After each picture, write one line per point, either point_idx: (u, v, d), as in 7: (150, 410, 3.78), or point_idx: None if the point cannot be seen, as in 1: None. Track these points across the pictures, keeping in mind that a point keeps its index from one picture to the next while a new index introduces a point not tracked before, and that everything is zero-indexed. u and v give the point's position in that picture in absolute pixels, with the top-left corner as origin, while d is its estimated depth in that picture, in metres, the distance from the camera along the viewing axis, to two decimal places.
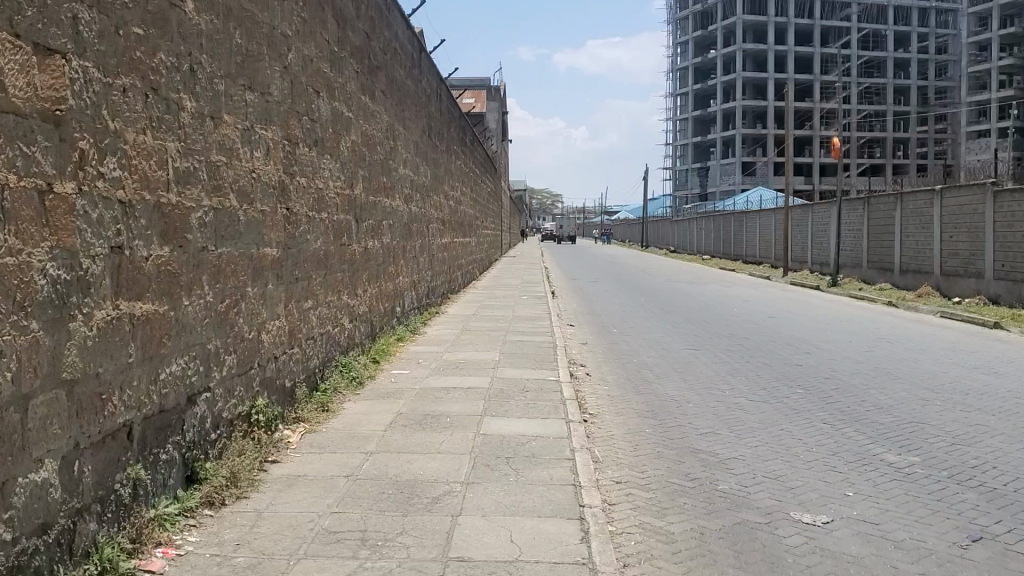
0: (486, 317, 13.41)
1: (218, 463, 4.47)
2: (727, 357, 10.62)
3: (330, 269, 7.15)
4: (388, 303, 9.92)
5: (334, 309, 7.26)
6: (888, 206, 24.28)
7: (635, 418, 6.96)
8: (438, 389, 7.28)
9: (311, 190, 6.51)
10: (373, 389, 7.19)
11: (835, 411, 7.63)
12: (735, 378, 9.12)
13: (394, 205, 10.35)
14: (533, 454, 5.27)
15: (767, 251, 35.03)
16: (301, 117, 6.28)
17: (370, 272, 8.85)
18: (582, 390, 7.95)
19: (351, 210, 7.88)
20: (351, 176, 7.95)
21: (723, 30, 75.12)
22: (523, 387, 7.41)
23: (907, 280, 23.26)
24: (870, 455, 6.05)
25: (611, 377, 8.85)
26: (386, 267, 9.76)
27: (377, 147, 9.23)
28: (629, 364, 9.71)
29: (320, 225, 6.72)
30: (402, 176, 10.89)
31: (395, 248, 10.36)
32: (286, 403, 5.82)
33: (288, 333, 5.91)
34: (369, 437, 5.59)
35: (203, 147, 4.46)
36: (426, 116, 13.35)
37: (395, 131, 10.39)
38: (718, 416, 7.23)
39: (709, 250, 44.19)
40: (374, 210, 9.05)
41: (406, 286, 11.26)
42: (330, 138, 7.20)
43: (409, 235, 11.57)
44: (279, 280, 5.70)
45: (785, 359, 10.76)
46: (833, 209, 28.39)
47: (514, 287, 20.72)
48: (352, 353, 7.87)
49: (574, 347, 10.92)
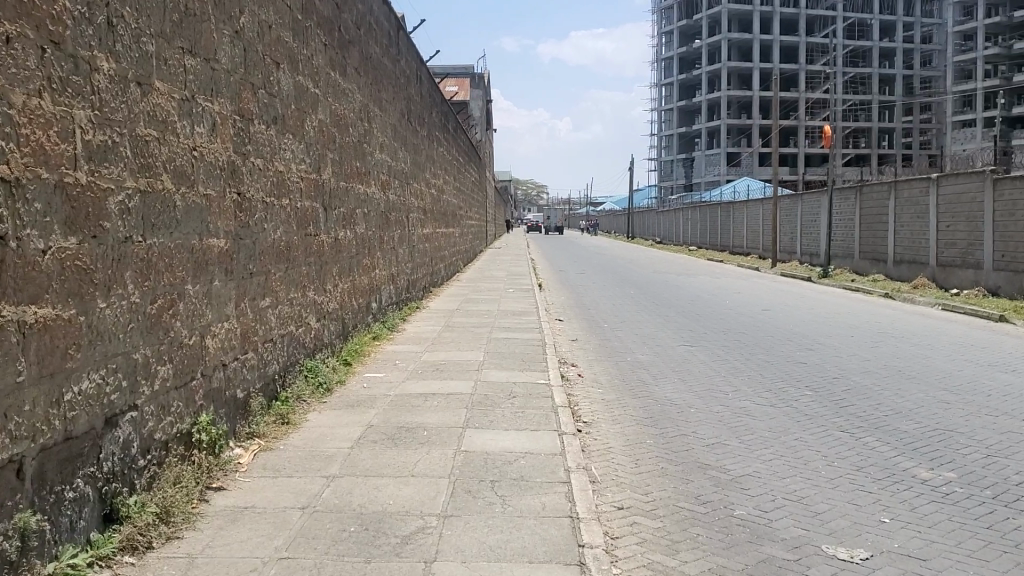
0: (469, 312, 12.69)
1: (145, 497, 3.74)
2: (726, 355, 9.95)
3: (293, 263, 6.42)
4: (363, 298, 9.19)
5: (298, 308, 6.53)
6: (882, 195, 23.68)
7: (633, 427, 6.27)
8: (415, 395, 6.57)
9: (268, 172, 5.79)
10: (342, 397, 6.47)
11: (850, 416, 6.97)
12: (737, 379, 8.46)
13: (369, 192, 9.61)
14: (522, 477, 4.57)
15: (755, 242, 34.45)
16: (255, 91, 5.54)
17: (341, 265, 8.11)
18: (573, 394, 7.25)
19: (318, 197, 7.15)
20: (318, 159, 7.20)
21: (708, 18, 74.45)
22: (510, 393, 6.71)
23: (901, 271, 22.68)
24: (900, 471, 5.39)
25: (605, 378, 8.16)
26: (360, 259, 9.03)
27: (348, 129, 8.48)
28: (623, 364, 9.03)
29: (279, 213, 5.98)
30: (377, 162, 10.14)
31: (370, 238, 9.63)
32: (236, 417, 5.11)
33: (239, 336, 5.19)
34: (331, 457, 4.88)
35: (126, 118, 3.71)
36: (404, 100, 12.59)
37: (369, 113, 9.64)
38: (724, 424, 6.55)
39: (695, 240, 43.58)
40: (346, 197, 8.31)
41: (384, 279, 10.52)
42: (292, 116, 6.44)
43: (387, 225, 10.83)
44: (227, 275, 4.98)
45: (786, 355, 10.11)
46: (824, 198, 27.78)
47: (499, 280, 20.00)
48: (321, 355, 7.15)
49: (563, 344, 10.22)
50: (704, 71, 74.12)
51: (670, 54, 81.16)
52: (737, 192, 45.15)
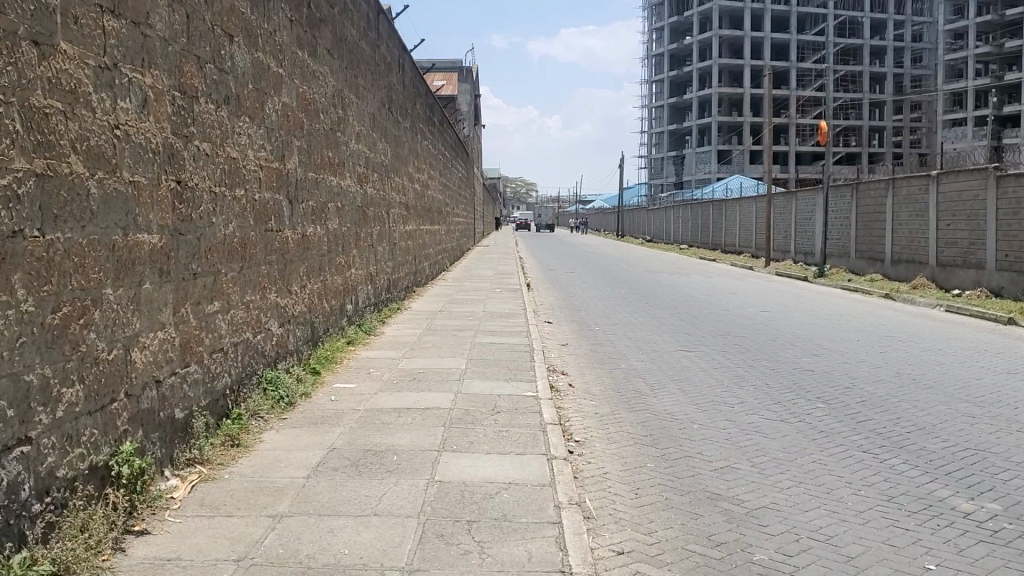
0: (453, 314, 11.98)
1: (38, 553, 3.03)
2: (726, 361, 9.29)
3: (249, 262, 5.70)
4: (337, 300, 8.48)
5: (255, 313, 5.81)
6: (879, 192, 23.08)
7: (633, 447, 5.59)
8: (388, 411, 5.86)
9: (216, 156, 5.07)
10: (304, 413, 5.77)
11: (870, 433, 6.30)
12: (741, 388, 7.79)
13: (344, 185, 8.89)
14: (504, 516, 3.88)
15: (747, 240, 33.87)
16: (201, 64, 4.83)
17: (310, 265, 7.39)
18: (564, 408, 6.56)
19: (281, 189, 6.44)
20: (281, 147, 6.49)
21: (699, 15, 73.90)
22: (494, 407, 6.01)
23: (899, 270, 22.09)
24: (937, 502, 4.72)
25: (598, 388, 7.48)
26: (333, 258, 8.31)
27: (319, 116, 7.76)
28: (617, 372, 8.35)
29: (230, 205, 5.27)
30: (354, 152, 9.43)
31: (345, 235, 8.92)
32: (174, 440, 4.40)
33: (178, 348, 4.47)
34: (281, 490, 4.17)
35: (14, 85, 2.99)
36: (385, 89, 11.87)
37: (344, 100, 8.92)
38: (733, 442, 5.89)
39: (686, 239, 42.98)
40: (316, 189, 7.60)
41: (361, 279, 9.80)
42: (249, 97, 5.72)
43: (365, 221, 10.11)
44: (161, 277, 4.26)
45: (791, 362, 9.45)
46: (819, 196, 27.19)
47: (487, 279, 19.28)
48: (284, 365, 6.44)
49: (552, 350, 9.53)
50: (694, 68, 73.58)
51: (660, 51, 80.55)
52: (729, 189, 44.56)
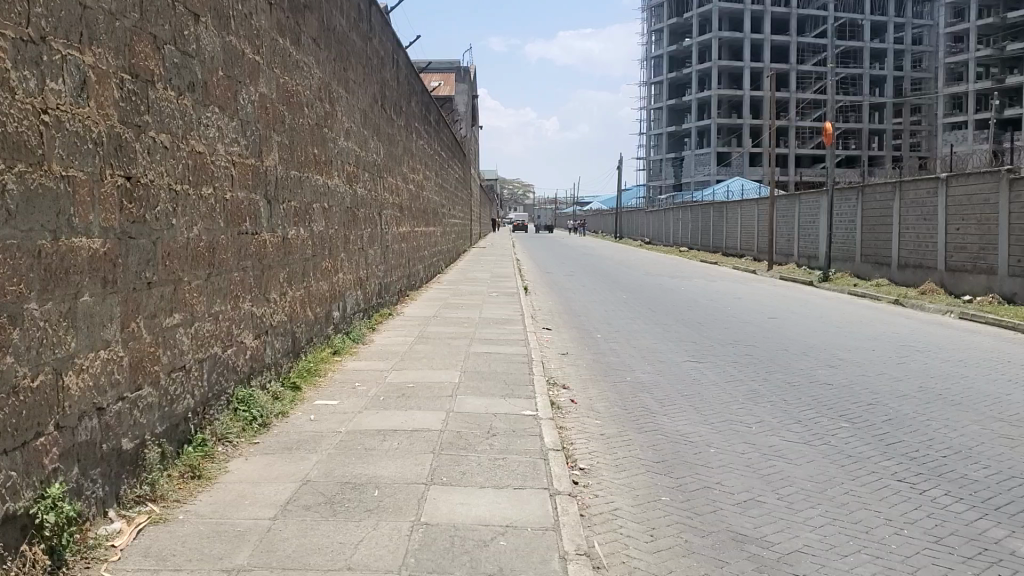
0: (447, 320, 11.40)
1: None
2: (738, 374, 8.72)
3: (218, 268, 5.12)
4: (322, 307, 7.90)
5: (225, 324, 5.23)
6: (886, 195, 22.53)
7: (644, 476, 5.02)
8: (371, 434, 5.28)
9: (178, 150, 4.49)
10: (279, 436, 5.20)
11: (904, 457, 5.72)
12: (757, 405, 7.23)
13: (332, 184, 8.32)
14: (498, 572, 3.30)
15: (748, 243, 33.32)
16: (158, 46, 4.26)
17: (291, 271, 6.81)
18: (567, 429, 5.99)
19: (257, 187, 5.86)
20: (258, 142, 5.91)
21: (699, 17, 73.45)
22: (489, 430, 5.43)
23: (906, 275, 21.55)
24: (990, 545, 4.16)
25: (604, 405, 6.92)
26: (318, 262, 7.73)
27: (303, 109, 7.18)
28: (623, 386, 7.79)
29: (194, 205, 4.70)
30: (342, 149, 8.85)
31: (332, 238, 8.33)
32: (121, 475, 3.83)
33: (126, 369, 3.89)
34: (241, 536, 3.58)
35: None
36: (377, 85, 11.30)
37: (332, 93, 8.34)
38: (754, 470, 5.33)
39: (686, 241, 42.47)
40: (298, 188, 7.03)
41: (350, 284, 9.23)
42: (219, 85, 5.14)
43: (355, 223, 9.54)
44: (104, 289, 3.69)
45: (806, 374, 8.89)
46: (823, 199, 26.64)
47: (484, 283, 18.72)
48: (259, 381, 5.86)
49: (552, 361, 8.96)
50: (693, 70, 73.14)
51: (659, 53, 80.05)
52: (730, 191, 44.03)
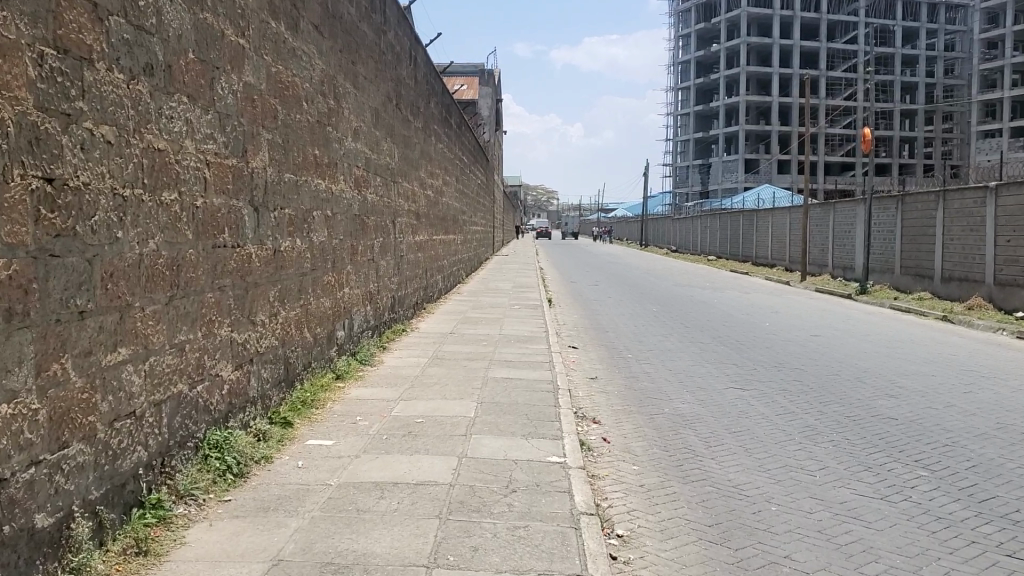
0: (466, 337, 10.54)
1: None
2: (789, 405, 7.79)
3: (185, 289, 4.27)
4: (324, 327, 7.06)
5: (194, 356, 4.38)
6: (928, 204, 21.43)
7: (694, 549, 4.13)
8: (366, 489, 4.40)
9: (129, 146, 3.65)
10: (255, 490, 4.32)
11: (1004, 521, 4.77)
12: (816, 447, 6.31)
13: (337, 190, 7.49)
14: None
15: (780, 253, 32.25)
16: (100, 16, 3.42)
17: (285, 287, 5.96)
18: (600, 482, 5.11)
19: (241, 193, 5.02)
20: (241, 138, 5.06)
21: (726, 22, 72.35)
22: (509, 485, 4.54)
23: (951, 289, 20.43)
24: None
25: (641, 446, 6.05)
26: (319, 276, 6.88)
27: (303, 104, 6.35)
28: (661, 421, 6.89)
29: (150, 214, 3.85)
30: (350, 152, 8.00)
31: (337, 250, 7.49)
32: (33, 562, 2.97)
33: (44, 425, 3.04)
34: None
35: None
36: (392, 83, 10.48)
37: (338, 87, 7.50)
38: (826, 538, 4.42)
39: (714, 249, 41.43)
40: (296, 193, 6.19)
41: (358, 299, 8.38)
42: (188, 69, 4.30)
43: (364, 232, 8.70)
44: (9, 324, 2.84)
45: (864, 405, 7.93)
46: (861, 208, 25.55)
47: (505, 293, 17.87)
48: (239, 419, 5.01)
49: (579, 387, 8.05)
50: (721, 76, 72.03)
51: (686, 58, 78.99)
52: (760, 200, 42.93)
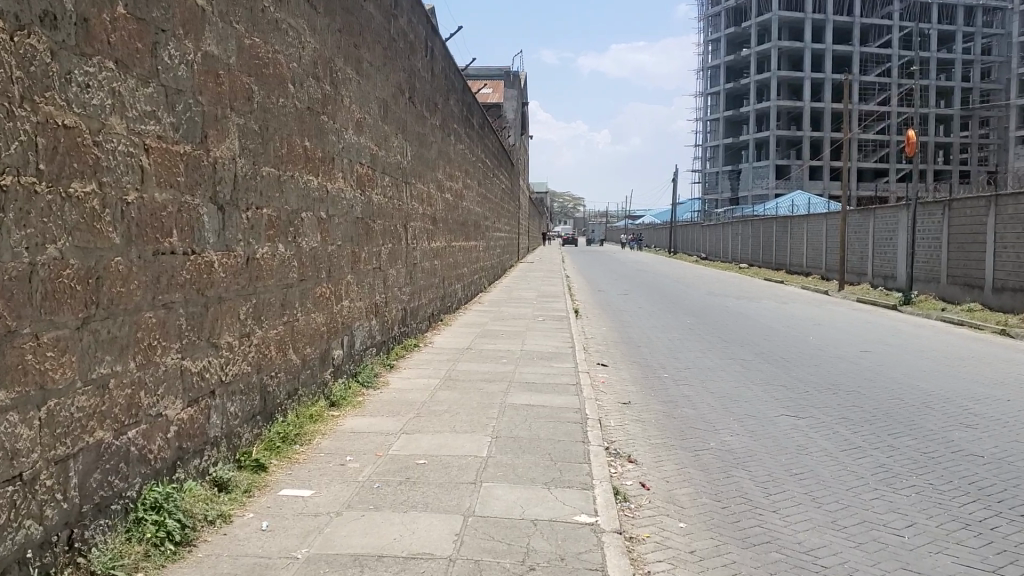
0: (484, 354, 9.56)
1: None
2: (854, 439, 6.72)
3: (109, 307, 3.33)
4: (318, 348, 6.09)
5: (123, 392, 3.43)
6: (978, 210, 20.17)
7: None
8: (341, 566, 3.41)
9: (11, 119, 2.73)
10: (195, 565, 3.35)
11: None
12: (899, 495, 5.25)
13: (334, 189, 6.53)
14: None
15: (816, 260, 31.03)
16: None
17: (263, 302, 5.00)
18: (640, 550, 4.10)
19: (197, 189, 4.08)
20: (199, 119, 4.12)
21: (757, 27, 71.06)
22: (524, 561, 3.55)
23: (1003, 300, 19.18)
24: None
25: (688, 496, 5.02)
26: (310, 288, 5.92)
27: (288, 87, 5.41)
28: (708, 460, 5.87)
29: (48, 211, 2.92)
30: (352, 146, 7.05)
31: (333, 258, 6.52)
32: None
33: None
34: None
35: None
36: (404, 74, 9.54)
37: (335, 72, 6.55)
38: None
39: (746, 257, 40.19)
40: (278, 191, 5.23)
41: (360, 313, 7.41)
42: (116, 24, 3.36)
43: (369, 237, 7.75)
44: None
45: (942, 439, 6.84)
46: (903, 214, 24.31)
47: (529, 304, 16.88)
48: (192, 467, 4.05)
49: (611, 415, 7.04)
50: (751, 80, 70.72)
51: (715, 63, 77.76)
52: (793, 207, 41.64)
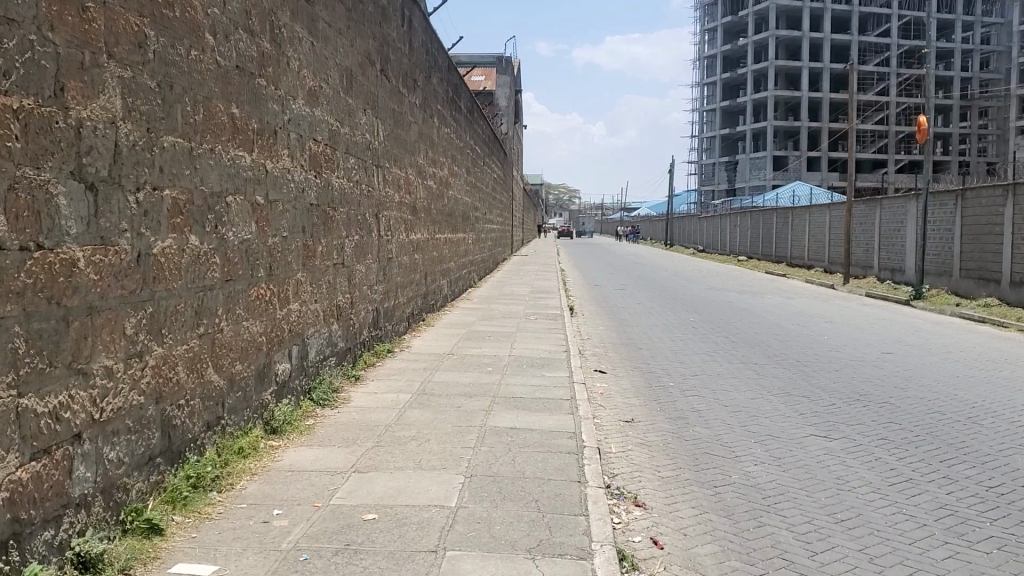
0: (467, 361, 8.46)
1: None
2: (902, 469, 5.62)
3: None
4: (252, 366, 4.97)
5: None
6: (995, 200, 19.04)
7: None
8: None
9: None
10: None
11: None
12: (979, 553, 4.12)
13: (277, 171, 5.40)
14: None
15: (819, 253, 29.96)
16: None
17: (165, 311, 3.88)
18: None
19: (41, 164, 2.94)
20: (49, 65, 2.98)
21: (754, 16, 69.86)
22: None
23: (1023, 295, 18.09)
24: None
25: (712, 559, 3.90)
26: (241, 290, 4.79)
27: (203, 35, 4.24)
28: (733, 501, 4.76)
29: None
30: (301, 119, 5.91)
31: (276, 254, 5.40)
32: None
33: None
34: None
35: None
36: (375, 41, 8.39)
37: (277, 27, 5.40)
38: None
39: (745, 249, 39.16)
40: (187, 170, 4.08)
41: (316, 317, 6.29)
42: None
43: (328, 227, 6.63)
44: None
45: (1008, 467, 5.72)
46: (912, 204, 23.20)
47: (522, 300, 15.81)
48: (35, 544, 2.93)
49: (612, 440, 5.94)
50: (748, 70, 69.64)
51: (712, 53, 76.68)
52: (794, 198, 40.60)
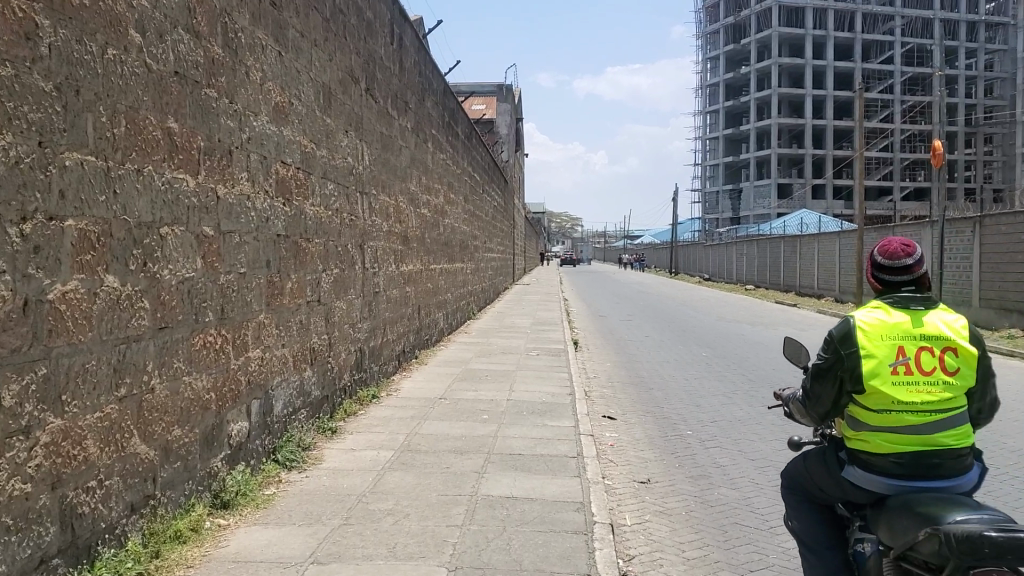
0: (460, 407, 7.62)
1: None
2: None
3: None
4: (196, 429, 4.16)
5: None
6: (1016, 228, 18.19)
7: None
8: None
9: None
10: None
11: None
12: None
13: (232, 198, 4.62)
14: None
15: (829, 282, 29.11)
16: None
17: (65, 369, 3.08)
18: None
19: None
20: None
21: (757, 44, 69.48)
22: None
23: None
24: None
25: None
26: (182, 340, 3.99)
27: (126, 28, 3.48)
28: None
29: None
30: (265, 138, 5.14)
31: (231, 294, 4.61)
32: None
33: None
34: None
35: None
36: (359, 56, 7.64)
37: (232, 30, 4.63)
38: None
39: (752, 278, 38.27)
40: (100, 196, 3.28)
41: (283, 364, 5.48)
42: None
43: (300, 259, 5.84)
44: None
45: None
46: (927, 231, 22.34)
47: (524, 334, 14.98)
48: None
49: (625, 508, 5.11)
50: (752, 97, 69.17)
51: (715, 81, 76.31)
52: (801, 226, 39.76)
